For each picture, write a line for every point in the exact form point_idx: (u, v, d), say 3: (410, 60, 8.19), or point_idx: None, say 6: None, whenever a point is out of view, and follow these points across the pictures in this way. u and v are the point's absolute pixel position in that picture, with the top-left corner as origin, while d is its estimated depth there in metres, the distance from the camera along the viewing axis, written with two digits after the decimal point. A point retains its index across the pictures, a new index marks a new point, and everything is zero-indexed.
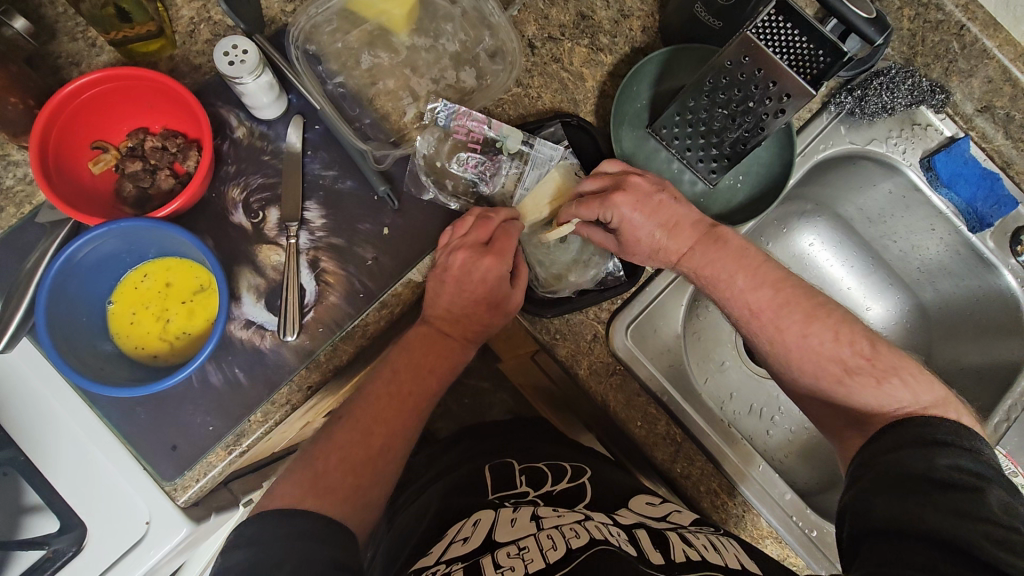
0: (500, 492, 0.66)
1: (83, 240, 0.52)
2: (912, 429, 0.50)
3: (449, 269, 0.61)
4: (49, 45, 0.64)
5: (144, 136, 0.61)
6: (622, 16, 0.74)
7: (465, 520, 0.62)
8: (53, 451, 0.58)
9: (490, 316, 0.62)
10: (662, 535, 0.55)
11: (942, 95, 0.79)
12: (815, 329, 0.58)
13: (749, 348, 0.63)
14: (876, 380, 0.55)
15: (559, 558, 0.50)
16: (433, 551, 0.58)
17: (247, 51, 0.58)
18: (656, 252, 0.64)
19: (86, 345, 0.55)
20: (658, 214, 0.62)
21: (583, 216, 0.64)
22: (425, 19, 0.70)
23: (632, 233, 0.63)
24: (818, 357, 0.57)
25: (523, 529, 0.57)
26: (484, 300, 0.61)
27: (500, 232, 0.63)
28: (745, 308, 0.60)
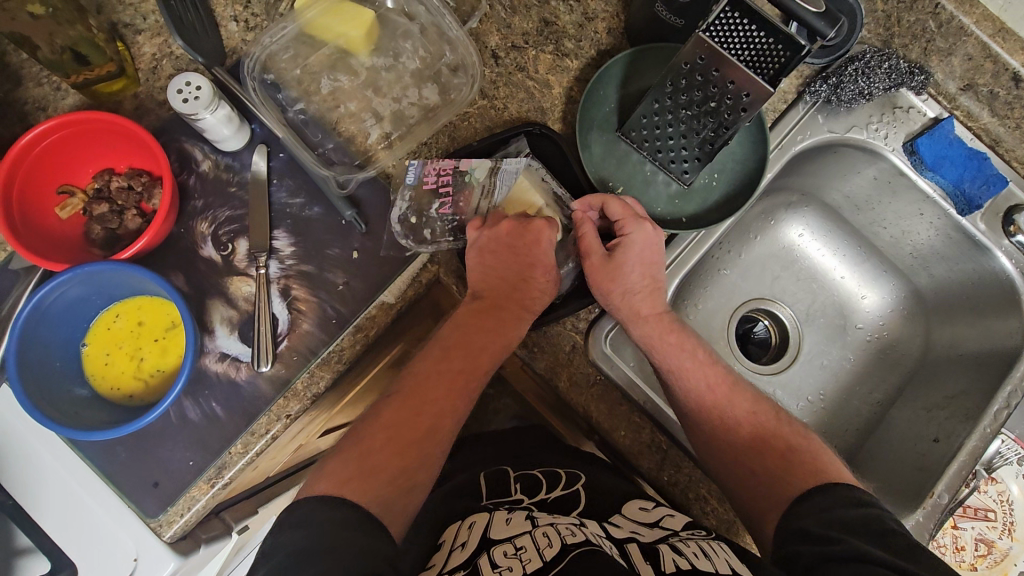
0: (494, 499, 0.67)
1: (50, 287, 0.53)
2: (845, 492, 0.53)
3: (501, 238, 0.62)
4: (15, 92, 0.65)
5: (110, 177, 0.62)
6: (586, 19, 0.73)
7: (462, 525, 0.62)
8: (37, 493, 0.60)
9: (543, 285, 0.64)
10: (652, 547, 0.54)
11: (921, 76, 0.76)
12: (760, 407, 0.64)
13: (708, 378, 0.65)
14: (816, 451, 0.60)
15: (554, 555, 0.51)
16: (436, 563, 0.58)
17: (201, 87, 0.58)
18: (631, 297, 0.65)
19: (62, 391, 0.55)
20: (647, 268, 0.65)
21: (611, 209, 0.65)
22: (384, 38, 0.70)
23: (626, 259, 0.64)
24: (764, 430, 0.62)
25: (519, 525, 0.58)
26: (541, 266, 0.63)
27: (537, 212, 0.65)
28: (701, 385, 0.64)
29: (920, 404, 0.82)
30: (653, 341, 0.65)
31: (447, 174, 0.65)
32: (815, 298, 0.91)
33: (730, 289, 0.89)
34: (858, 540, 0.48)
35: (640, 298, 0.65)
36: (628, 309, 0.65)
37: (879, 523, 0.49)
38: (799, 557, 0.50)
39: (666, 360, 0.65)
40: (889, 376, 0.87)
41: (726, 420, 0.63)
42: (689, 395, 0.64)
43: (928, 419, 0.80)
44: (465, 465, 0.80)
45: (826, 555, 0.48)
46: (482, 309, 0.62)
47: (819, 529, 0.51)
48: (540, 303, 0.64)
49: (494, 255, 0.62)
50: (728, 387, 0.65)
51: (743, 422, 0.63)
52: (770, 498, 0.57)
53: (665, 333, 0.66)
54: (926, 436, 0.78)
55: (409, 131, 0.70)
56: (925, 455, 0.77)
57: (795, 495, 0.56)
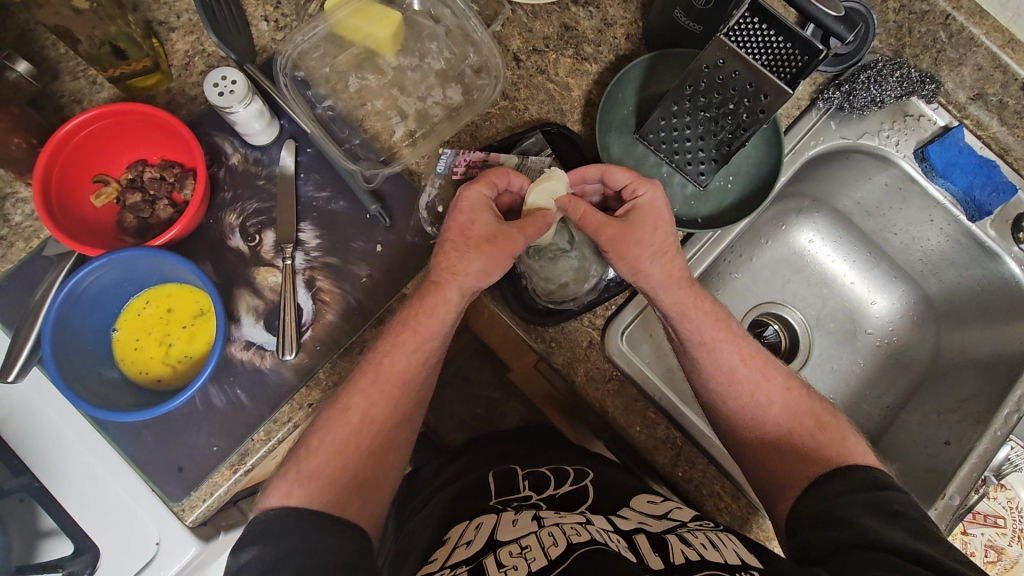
0: (502, 497, 0.68)
1: (86, 271, 0.55)
2: (862, 475, 0.55)
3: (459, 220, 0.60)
4: (52, 85, 0.67)
5: (143, 168, 0.63)
6: (606, 24, 0.75)
7: (469, 524, 0.63)
8: (62, 474, 0.61)
9: (461, 244, 0.60)
10: (661, 537, 0.54)
11: (932, 85, 0.78)
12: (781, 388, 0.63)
13: (730, 360, 0.63)
14: (841, 437, 0.60)
15: (559, 553, 0.51)
16: (438, 556, 0.59)
17: (236, 81, 0.60)
18: (655, 261, 0.62)
19: (92, 373, 0.57)
20: (662, 234, 0.62)
21: (621, 171, 0.63)
22: (410, 39, 0.72)
23: (644, 221, 0.62)
24: (790, 415, 0.62)
25: (525, 527, 0.58)
26: (455, 226, 0.60)
27: (495, 177, 0.63)
28: (724, 371, 0.63)
29: (931, 407, 0.83)
30: (685, 307, 0.63)
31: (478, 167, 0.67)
32: (826, 302, 0.92)
33: (742, 292, 0.90)
34: (871, 522, 0.50)
35: (660, 265, 0.62)
36: (660, 274, 0.62)
37: (893, 514, 0.50)
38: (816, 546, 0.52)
39: (698, 330, 0.63)
40: (900, 381, 0.88)
41: (756, 395, 0.63)
42: (721, 364, 0.63)
43: (938, 423, 0.80)
44: (478, 461, 0.81)
45: (840, 544, 0.50)
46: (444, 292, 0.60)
47: (836, 514, 0.53)
48: (469, 265, 0.59)
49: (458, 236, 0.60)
50: (762, 362, 0.64)
51: (772, 403, 0.63)
52: (794, 475, 0.59)
53: (701, 300, 0.63)
54: (937, 439, 0.79)
55: (432, 130, 0.71)
56: (936, 457, 0.77)
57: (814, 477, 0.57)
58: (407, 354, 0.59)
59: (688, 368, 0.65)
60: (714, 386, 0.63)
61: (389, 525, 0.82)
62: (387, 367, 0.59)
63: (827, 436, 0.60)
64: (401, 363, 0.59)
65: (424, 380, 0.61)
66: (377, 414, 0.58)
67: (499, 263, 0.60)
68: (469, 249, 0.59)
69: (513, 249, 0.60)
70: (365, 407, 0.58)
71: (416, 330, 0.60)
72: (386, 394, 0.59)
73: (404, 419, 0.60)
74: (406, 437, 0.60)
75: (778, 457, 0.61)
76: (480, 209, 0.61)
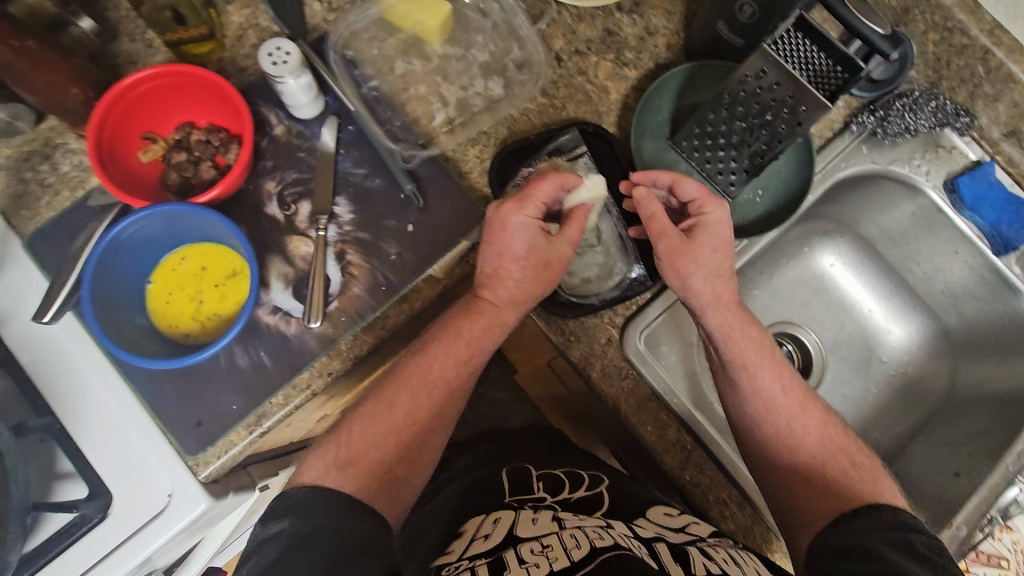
0: (516, 496, 0.69)
1: (130, 221, 0.57)
2: (889, 516, 0.54)
3: (517, 245, 0.60)
4: (111, 44, 0.69)
5: (190, 130, 0.65)
6: (648, 33, 0.76)
7: (485, 518, 0.65)
8: (80, 418, 0.61)
9: (520, 269, 0.61)
10: (680, 548, 0.54)
11: (966, 118, 0.79)
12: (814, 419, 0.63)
13: (766, 390, 0.64)
14: (873, 478, 0.60)
15: (583, 555, 0.51)
16: (455, 548, 0.61)
17: (290, 53, 0.62)
18: (709, 282, 0.63)
19: (124, 319, 0.58)
20: (719, 254, 0.63)
21: (692, 188, 0.64)
22: (458, 31, 0.75)
23: (705, 241, 0.63)
24: (826, 449, 0.62)
25: (544, 527, 0.59)
26: (509, 254, 0.60)
27: (547, 196, 0.61)
28: (763, 399, 0.63)
29: (943, 438, 0.83)
30: (730, 330, 0.64)
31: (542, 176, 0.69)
32: (844, 328, 0.92)
33: (761, 308, 0.91)
34: (899, 559, 0.48)
35: (712, 287, 0.63)
36: (710, 294, 0.63)
37: (914, 548, 0.50)
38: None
39: (742, 353, 0.64)
40: (912, 412, 0.88)
41: (794, 427, 0.63)
42: (765, 389, 0.63)
43: (949, 453, 0.80)
44: (483, 460, 0.82)
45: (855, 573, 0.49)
46: (488, 307, 0.62)
47: (858, 548, 0.52)
48: (530, 291, 0.62)
49: (518, 262, 0.60)
50: (801, 395, 0.64)
51: (812, 439, 0.62)
52: (819, 507, 0.59)
53: (748, 325, 0.65)
54: (947, 469, 0.79)
55: (471, 119, 0.73)
56: (945, 487, 0.77)
57: (838, 513, 0.57)
58: (454, 364, 0.61)
59: (727, 389, 0.66)
60: (750, 410, 0.64)
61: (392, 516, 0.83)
62: (436, 372, 0.61)
63: (858, 475, 0.60)
64: (447, 353, 0.61)
65: (467, 386, 0.64)
66: (415, 407, 0.60)
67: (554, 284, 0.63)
68: (527, 276, 0.61)
69: (567, 264, 0.63)
70: (405, 390, 0.60)
71: (470, 342, 0.62)
72: (433, 398, 0.60)
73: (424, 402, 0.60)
74: (430, 425, 0.61)
75: (805, 490, 0.61)
76: (534, 234, 0.61)
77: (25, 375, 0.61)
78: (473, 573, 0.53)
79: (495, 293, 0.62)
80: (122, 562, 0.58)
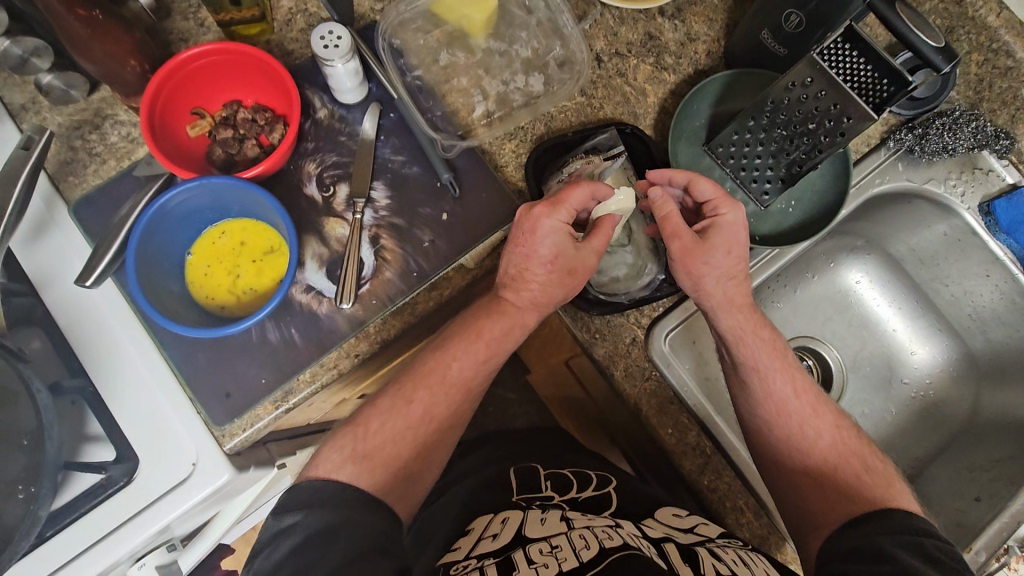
0: (524, 494, 0.69)
1: (178, 191, 0.58)
2: (901, 520, 0.54)
3: (543, 251, 0.59)
4: (165, 21, 0.71)
5: (237, 108, 0.67)
6: (689, 39, 0.77)
7: (493, 517, 0.64)
8: (112, 381, 0.62)
9: (545, 275, 0.60)
10: (690, 549, 0.54)
11: (1006, 141, 0.78)
12: (825, 423, 0.63)
13: (778, 397, 0.63)
14: (888, 483, 0.59)
15: (592, 556, 0.51)
16: (462, 546, 0.60)
17: (341, 38, 0.63)
18: (721, 284, 0.63)
19: (164, 287, 0.60)
20: (731, 256, 0.62)
21: (706, 188, 0.63)
22: (502, 26, 0.76)
23: (717, 241, 0.62)
24: (841, 452, 0.62)
25: (553, 527, 0.58)
26: (536, 257, 0.59)
27: (577, 202, 0.60)
28: (779, 404, 0.63)
29: (964, 463, 0.82)
30: (741, 333, 0.63)
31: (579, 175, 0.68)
32: (865, 346, 0.91)
33: (783, 322, 0.90)
34: (913, 563, 0.48)
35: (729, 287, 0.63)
36: (722, 295, 0.63)
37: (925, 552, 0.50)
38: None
39: (753, 355, 0.63)
40: (932, 435, 0.87)
41: (806, 429, 0.62)
42: (778, 395, 0.63)
43: (969, 478, 0.79)
44: (494, 456, 0.82)
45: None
46: (509, 309, 0.62)
47: (872, 550, 0.52)
48: (551, 297, 0.61)
49: (545, 268, 0.60)
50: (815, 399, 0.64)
51: (824, 441, 0.62)
52: (831, 509, 0.58)
53: (761, 329, 0.64)
54: (967, 494, 0.78)
55: (510, 113, 0.74)
56: (964, 511, 0.76)
57: (847, 515, 0.57)
58: (475, 363, 0.61)
59: (740, 393, 0.65)
60: (763, 412, 0.64)
61: None
62: (458, 364, 0.61)
63: (873, 479, 0.59)
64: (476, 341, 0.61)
65: (490, 377, 0.63)
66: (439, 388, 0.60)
67: (575, 291, 0.63)
68: (552, 282, 0.60)
69: (591, 271, 0.62)
70: (432, 373, 0.60)
71: (490, 342, 0.61)
72: (449, 398, 0.60)
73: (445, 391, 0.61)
74: (452, 417, 0.61)
75: (819, 497, 0.60)
76: (563, 238, 0.59)
77: (63, 336, 0.62)
78: (482, 573, 0.52)
79: (516, 298, 0.62)
80: (143, 528, 0.59)
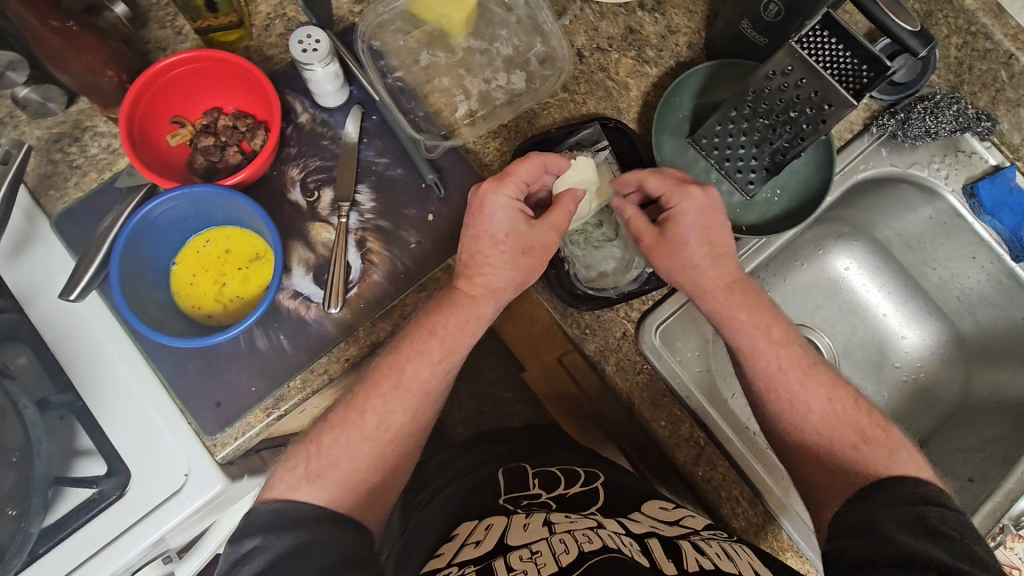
0: (512, 494, 0.70)
1: (160, 201, 0.58)
2: (906, 489, 0.54)
3: (493, 227, 0.60)
4: (142, 30, 0.70)
5: (218, 115, 0.67)
6: (670, 31, 0.77)
7: (479, 523, 0.64)
8: (103, 393, 0.62)
9: (498, 253, 0.60)
10: (673, 543, 0.54)
11: (987, 123, 0.79)
12: (815, 385, 0.62)
13: (763, 369, 0.63)
14: (887, 451, 0.58)
15: (571, 561, 0.51)
16: (445, 551, 0.60)
17: (320, 41, 0.63)
18: (692, 271, 0.63)
19: (149, 297, 0.59)
20: (699, 241, 0.62)
21: (654, 185, 0.63)
22: (482, 25, 0.76)
23: (679, 235, 0.62)
24: (838, 422, 0.61)
25: (533, 533, 0.58)
26: (487, 236, 0.60)
27: (526, 176, 0.61)
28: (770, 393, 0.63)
29: (957, 444, 0.82)
30: (730, 322, 0.63)
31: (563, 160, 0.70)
32: (856, 331, 0.91)
33: None
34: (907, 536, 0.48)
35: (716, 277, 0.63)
36: (691, 284, 0.63)
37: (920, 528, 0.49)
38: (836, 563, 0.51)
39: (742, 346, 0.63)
40: (925, 417, 0.87)
41: (794, 403, 0.62)
42: (777, 375, 0.62)
43: (962, 459, 0.80)
44: (488, 456, 0.82)
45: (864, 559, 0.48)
46: (469, 294, 0.62)
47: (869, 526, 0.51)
48: (508, 276, 0.61)
49: (497, 245, 0.60)
50: (803, 368, 0.62)
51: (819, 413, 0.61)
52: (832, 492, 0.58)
53: (748, 314, 0.63)
54: (960, 475, 0.78)
55: (492, 112, 0.74)
56: (958, 492, 0.76)
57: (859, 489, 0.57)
58: (430, 364, 0.60)
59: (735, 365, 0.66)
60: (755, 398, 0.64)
61: (395, 512, 0.83)
62: (441, 366, 0.61)
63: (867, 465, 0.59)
64: (463, 342, 0.62)
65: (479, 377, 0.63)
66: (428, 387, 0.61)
67: (534, 269, 0.62)
68: (505, 263, 0.60)
69: (548, 250, 0.61)
70: (422, 374, 0.60)
71: (445, 340, 0.61)
72: (404, 404, 0.60)
73: (428, 394, 0.61)
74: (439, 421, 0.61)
75: (816, 481, 0.60)
76: (514, 217, 0.60)
77: (50, 351, 0.62)
78: None
79: (474, 283, 0.61)
80: (137, 541, 0.58)
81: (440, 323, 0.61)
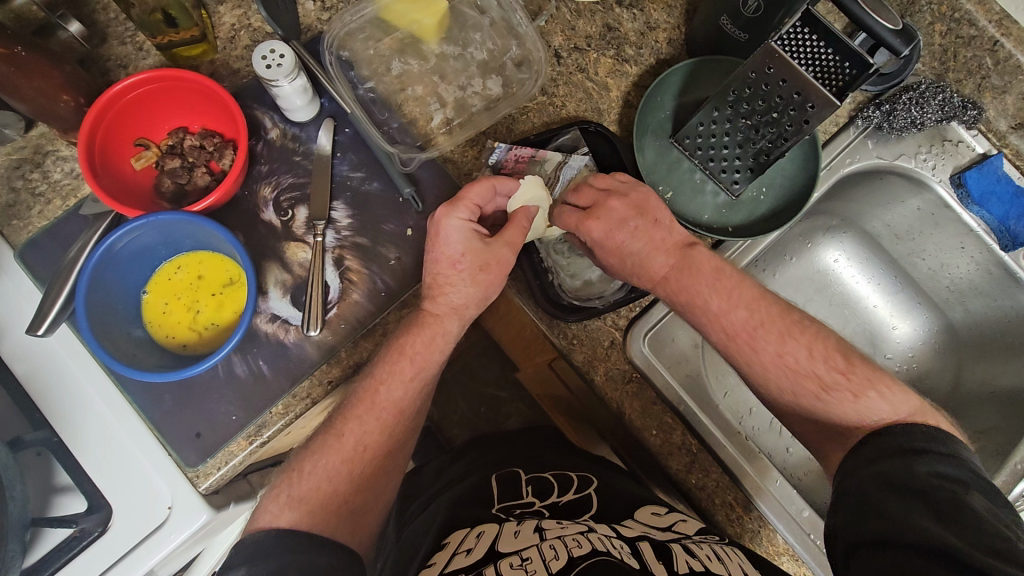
0: (505, 503, 0.68)
1: (123, 231, 0.56)
2: (897, 439, 0.52)
3: (445, 249, 0.59)
4: (100, 48, 0.67)
5: (184, 135, 0.64)
6: (649, 28, 0.74)
7: (469, 530, 0.63)
8: (79, 429, 0.60)
9: (454, 275, 0.59)
10: (665, 546, 0.53)
11: (974, 111, 0.78)
12: (789, 347, 0.59)
13: (735, 365, 0.62)
14: (852, 394, 0.57)
15: (561, 567, 0.49)
16: (437, 560, 0.59)
17: (284, 55, 0.60)
18: (638, 265, 0.63)
19: (121, 331, 0.58)
20: (650, 242, 0.63)
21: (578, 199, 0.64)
22: (454, 28, 0.73)
23: (623, 236, 0.62)
24: (794, 374, 0.59)
25: (526, 540, 0.57)
26: (444, 258, 0.59)
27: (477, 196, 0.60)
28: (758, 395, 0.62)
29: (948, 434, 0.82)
30: (709, 322, 0.62)
31: (526, 156, 0.67)
32: (846, 324, 0.91)
33: None
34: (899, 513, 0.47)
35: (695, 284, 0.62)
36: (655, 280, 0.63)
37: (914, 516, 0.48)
38: (831, 558, 0.50)
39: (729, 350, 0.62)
40: None
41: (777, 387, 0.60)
42: (770, 367, 0.60)
43: None
44: (480, 463, 0.81)
45: (857, 538, 0.48)
46: (437, 315, 0.60)
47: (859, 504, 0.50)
48: (468, 297, 0.60)
49: (452, 268, 0.59)
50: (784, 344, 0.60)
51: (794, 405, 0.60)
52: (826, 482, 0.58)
53: (733, 306, 0.61)
54: None
55: (469, 119, 0.72)
56: None
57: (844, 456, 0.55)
58: (403, 383, 0.59)
59: None
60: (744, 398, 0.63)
61: (389, 522, 0.82)
62: (422, 379, 0.60)
63: None
64: (433, 355, 0.60)
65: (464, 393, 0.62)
66: (404, 404, 0.59)
67: (493, 288, 0.60)
68: (466, 281, 0.59)
69: (506, 268, 0.60)
70: (395, 393, 0.59)
71: (414, 358, 0.59)
72: (381, 422, 0.58)
73: (401, 411, 0.60)
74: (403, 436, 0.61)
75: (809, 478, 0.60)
76: (470, 237, 0.59)
77: (23, 387, 0.59)
78: None
79: (437, 304, 0.60)
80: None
81: (405, 343, 0.59)
